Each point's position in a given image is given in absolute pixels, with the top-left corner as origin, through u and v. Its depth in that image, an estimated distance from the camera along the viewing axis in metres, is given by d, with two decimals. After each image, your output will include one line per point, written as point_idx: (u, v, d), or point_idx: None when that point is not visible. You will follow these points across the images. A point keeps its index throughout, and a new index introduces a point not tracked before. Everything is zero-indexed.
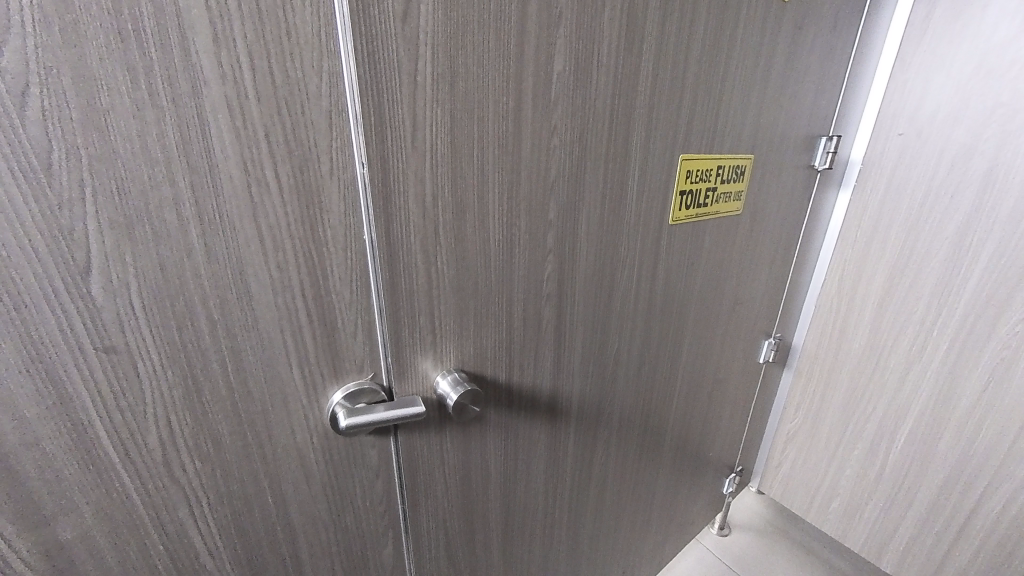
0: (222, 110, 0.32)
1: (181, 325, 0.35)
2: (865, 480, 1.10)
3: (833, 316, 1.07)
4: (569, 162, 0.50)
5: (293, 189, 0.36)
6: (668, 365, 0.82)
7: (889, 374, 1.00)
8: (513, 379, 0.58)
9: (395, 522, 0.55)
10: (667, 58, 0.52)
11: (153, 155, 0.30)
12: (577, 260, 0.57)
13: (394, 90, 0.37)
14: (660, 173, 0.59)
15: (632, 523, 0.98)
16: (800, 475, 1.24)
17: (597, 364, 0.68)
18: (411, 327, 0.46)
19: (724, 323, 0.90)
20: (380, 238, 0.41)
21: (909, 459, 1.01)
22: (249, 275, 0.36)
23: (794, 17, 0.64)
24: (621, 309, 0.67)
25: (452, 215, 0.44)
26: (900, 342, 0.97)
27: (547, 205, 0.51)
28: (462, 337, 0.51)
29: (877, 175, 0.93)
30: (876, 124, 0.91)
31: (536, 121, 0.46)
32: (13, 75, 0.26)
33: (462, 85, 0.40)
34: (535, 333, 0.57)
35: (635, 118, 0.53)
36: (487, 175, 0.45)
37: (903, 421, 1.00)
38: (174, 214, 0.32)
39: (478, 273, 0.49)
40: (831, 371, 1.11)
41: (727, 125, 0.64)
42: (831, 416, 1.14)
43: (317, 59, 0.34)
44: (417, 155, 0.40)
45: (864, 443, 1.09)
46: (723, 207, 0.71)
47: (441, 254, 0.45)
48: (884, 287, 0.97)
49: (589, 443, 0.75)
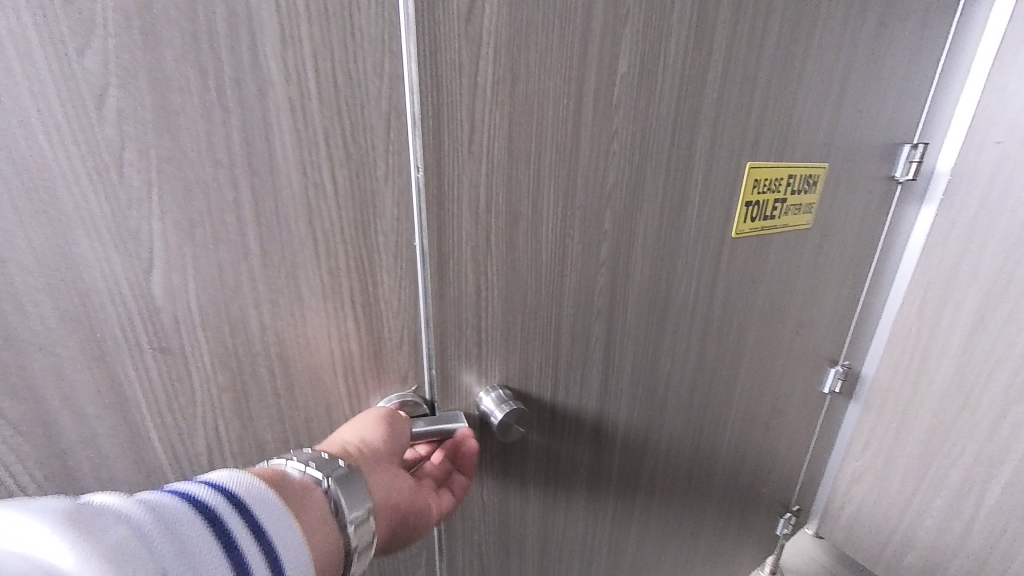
0: (285, 112, 0.31)
1: (234, 327, 0.34)
2: (949, 534, 0.97)
3: (911, 343, 0.96)
4: (627, 169, 0.47)
5: (348, 192, 0.35)
6: (723, 390, 0.76)
7: (981, 413, 0.88)
8: (558, 397, 0.55)
9: (429, 543, 0.52)
10: (738, 60, 0.49)
11: (218, 156, 0.30)
12: (631, 274, 0.53)
13: (453, 93, 0.36)
14: (725, 182, 0.55)
15: (675, 561, 0.90)
16: (867, 521, 1.11)
17: (647, 386, 0.64)
18: (457, 339, 0.44)
19: (785, 348, 0.83)
20: (431, 245, 0.39)
21: (1006, 513, 0.88)
22: (301, 279, 0.36)
23: (878, 16, 0.59)
24: (676, 328, 0.62)
25: (504, 223, 0.42)
26: (995, 378, 0.85)
27: (603, 214, 0.48)
28: (509, 352, 0.48)
29: (969, 188, 0.83)
30: (968, 131, 0.82)
31: (595, 126, 0.43)
32: (94, 75, 0.26)
33: (521, 88, 0.39)
34: (583, 350, 0.54)
35: (701, 124, 0.49)
36: (542, 181, 0.43)
37: (999, 469, 0.87)
38: (233, 214, 0.32)
39: (527, 284, 0.46)
40: (909, 406, 0.99)
41: (800, 132, 0.59)
42: (907, 457, 1.02)
43: (379, 61, 0.33)
44: (472, 159, 0.39)
45: (948, 491, 0.96)
46: (790, 220, 0.66)
47: (492, 264, 0.43)
48: (977, 314, 0.86)
49: (634, 471, 0.70)
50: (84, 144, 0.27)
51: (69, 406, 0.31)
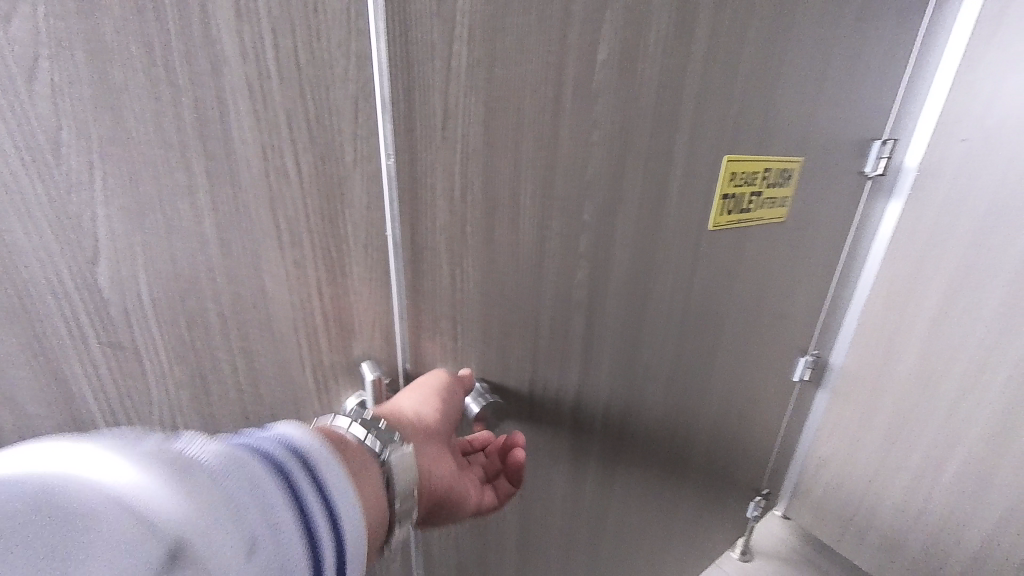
0: (242, 91, 0.29)
1: (190, 321, 0.32)
2: (907, 513, 1.02)
3: (877, 333, 1.00)
4: (608, 159, 0.46)
5: (314, 179, 0.33)
6: (700, 381, 0.77)
7: (939, 400, 0.93)
8: (537, 390, 0.55)
9: (405, 537, 0.51)
10: (720, 49, 0.48)
11: (168, 138, 0.28)
12: (611, 266, 0.53)
13: (427, 76, 0.34)
14: (704, 174, 0.55)
15: (651, 546, 0.92)
16: (833, 503, 1.16)
17: (626, 378, 0.64)
18: (432, 333, 0.43)
19: (759, 339, 0.84)
20: (404, 234, 0.38)
21: (959, 494, 0.93)
22: (264, 270, 0.34)
23: (855, 10, 0.59)
24: (655, 320, 0.62)
25: (482, 213, 0.41)
26: (953, 366, 0.90)
27: (583, 206, 0.47)
28: (486, 345, 0.48)
29: (935, 184, 0.86)
30: (935, 128, 0.84)
31: (575, 114, 0.42)
32: (22, 44, 0.24)
33: (498, 73, 0.37)
34: (561, 342, 0.54)
35: (682, 115, 0.49)
36: (521, 170, 0.42)
37: (953, 452, 0.92)
38: (186, 201, 0.30)
39: (505, 276, 0.45)
40: (874, 394, 1.03)
41: (778, 125, 0.59)
42: (871, 442, 1.06)
43: (345, 39, 0.31)
44: (448, 147, 0.37)
45: (907, 473, 1.01)
46: (766, 214, 0.66)
47: (468, 255, 0.42)
48: (938, 305, 0.90)
49: (612, 461, 0.70)
50: (13, 122, 0.24)
51: (8, 407, 0.29)
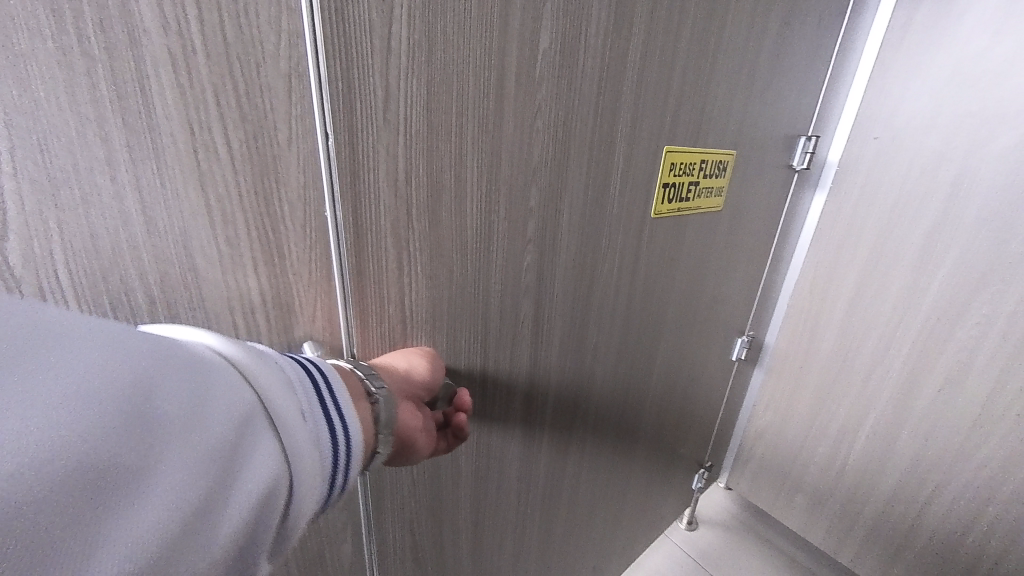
0: (165, 64, 0.28)
1: (115, 301, 0.31)
2: (827, 476, 1.14)
3: (805, 315, 1.09)
4: (551, 146, 0.48)
5: (245, 157, 0.32)
6: (645, 361, 0.82)
7: (855, 374, 1.03)
8: (488, 371, 0.56)
9: (355, 519, 0.52)
10: (656, 42, 0.51)
11: (85, 111, 0.27)
12: (557, 250, 0.55)
13: (363, 56, 0.34)
14: (645, 163, 0.58)
15: (604, 519, 0.98)
16: (766, 471, 1.27)
17: (575, 359, 0.67)
18: (377, 316, 0.43)
19: (701, 321, 0.90)
20: (345, 217, 0.37)
21: (869, 456, 1.04)
22: (195, 250, 0.33)
23: (781, 14, 0.64)
24: (601, 303, 0.65)
25: (426, 197, 0.42)
26: (866, 343, 1.00)
27: (528, 192, 0.49)
28: (435, 329, 0.48)
29: (853, 178, 0.95)
30: (853, 127, 0.93)
31: (518, 101, 0.43)
32: None
33: (438, 55, 0.37)
34: (510, 325, 0.55)
35: (622, 105, 0.51)
36: (464, 155, 0.42)
37: (865, 419, 1.04)
38: (107, 176, 0.28)
39: (452, 260, 0.46)
40: (802, 370, 1.14)
41: (713, 119, 0.63)
42: (799, 414, 1.17)
43: (275, 14, 0.30)
44: (389, 130, 0.37)
45: (828, 440, 1.12)
46: (704, 202, 0.71)
47: (413, 238, 0.42)
48: (855, 289, 1.00)
49: (564, 438, 0.74)
50: None
51: None
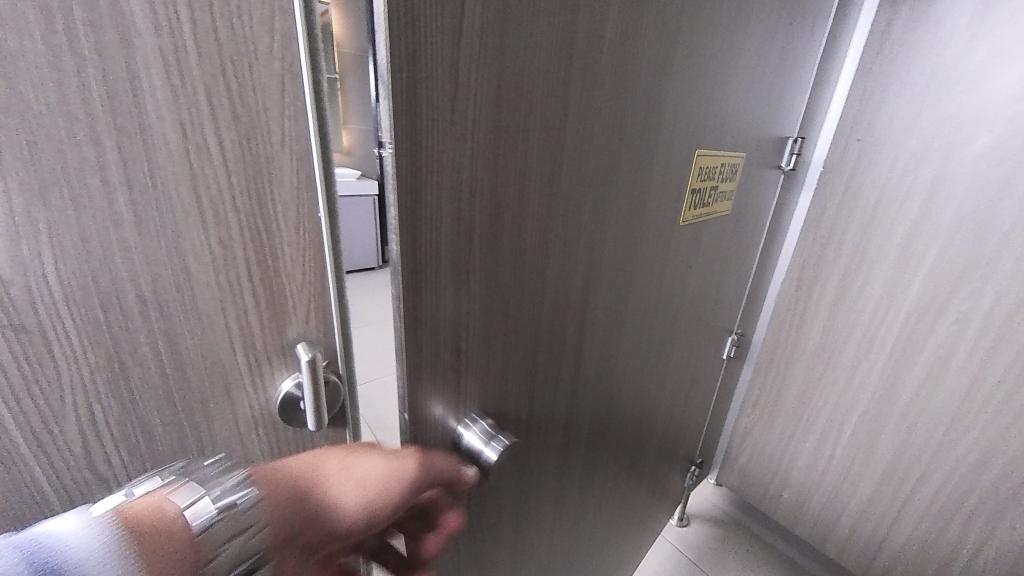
0: (156, 64, 0.28)
1: (104, 300, 0.31)
2: (813, 471, 1.16)
3: (791, 313, 1.12)
4: (603, 156, 0.49)
5: (238, 158, 0.33)
6: (659, 368, 0.82)
7: (839, 370, 1.06)
8: (535, 392, 0.55)
9: None
10: (691, 53, 0.54)
11: (71, 110, 0.27)
12: (602, 259, 0.55)
13: (435, 63, 0.32)
14: (679, 166, 0.60)
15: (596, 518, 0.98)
16: (755, 466, 1.29)
17: (607, 371, 0.67)
18: (433, 351, 0.40)
19: (702, 321, 0.91)
20: (405, 245, 0.35)
21: (854, 451, 1.07)
22: (187, 249, 0.33)
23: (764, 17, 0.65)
24: (633, 311, 0.66)
25: (488, 213, 0.40)
26: (850, 340, 1.02)
27: (581, 203, 0.49)
28: (490, 351, 0.46)
29: (836, 178, 0.97)
30: (836, 129, 0.95)
31: (579, 112, 0.44)
32: None
33: (509, 66, 0.36)
34: (557, 341, 0.54)
35: (665, 113, 0.54)
36: (526, 168, 0.41)
37: (849, 415, 1.06)
38: (96, 175, 0.28)
39: (507, 276, 0.45)
40: (787, 366, 1.16)
41: (729, 125, 0.67)
42: (787, 412, 1.19)
43: (268, 16, 0.31)
44: (458, 142, 0.35)
45: (814, 435, 1.14)
46: (718, 206, 0.74)
47: (472, 265, 0.41)
48: (838, 287, 1.02)
49: (592, 453, 0.72)
50: None
51: None
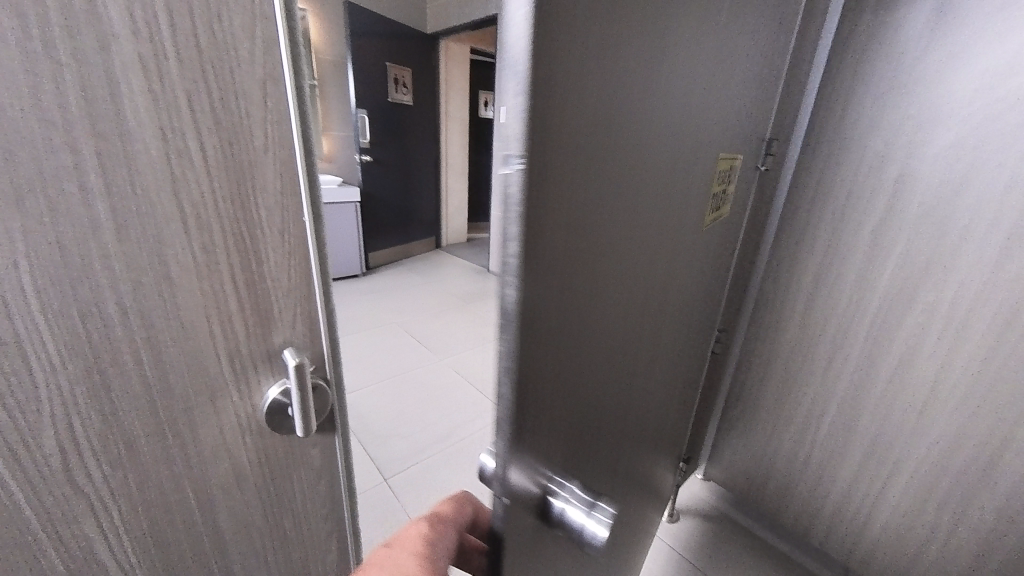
0: (136, 71, 0.28)
1: (84, 311, 0.30)
2: (795, 462, 1.19)
3: (769, 309, 1.15)
4: (673, 167, 0.45)
5: (222, 164, 0.33)
6: (678, 383, 0.79)
7: (816, 363, 1.09)
8: (604, 431, 0.49)
9: (339, 526, 0.52)
10: (731, 60, 0.52)
11: (49, 116, 0.26)
12: (661, 277, 0.52)
13: (565, 59, 0.26)
14: (714, 175, 0.59)
15: None
16: (740, 461, 1.32)
17: (651, 391, 0.63)
18: (535, 406, 0.33)
19: (707, 327, 0.91)
20: (524, 284, 0.28)
21: (833, 441, 1.10)
22: (169, 256, 0.33)
23: None
24: (672, 325, 0.63)
25: (590, 239, 0.34)
26: (825, 334, 1.06)
27: (654, 218, 0.44)
28: (578, 394, 0.40)
29: (807, 179, 1.00)
30: (805, 131, 0.99)
31: (661, 120, 0.40)
32: None
33: (619, 67, 0.31)
34: (623, 369, 0.50)
35: (710, 121, 0.52)
36: (623, 183, 0.36)
37: (827, 406, 1.10)
38: (75, 183, 0.28)
39: (597, 308, 0.39)
40: (767, 362, 1.19)
41: (740, 132, 0.68)
42: (767, 406, 1.22)
43: (249, 24, 0.32)
44: (575, 156, 0.29)
45: (794, 428, 1.17)
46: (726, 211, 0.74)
47: (573, 299, 0.34)
48: (812, 283, 1.06)
49: (633, 482, 0.68)
50: None
51: None
